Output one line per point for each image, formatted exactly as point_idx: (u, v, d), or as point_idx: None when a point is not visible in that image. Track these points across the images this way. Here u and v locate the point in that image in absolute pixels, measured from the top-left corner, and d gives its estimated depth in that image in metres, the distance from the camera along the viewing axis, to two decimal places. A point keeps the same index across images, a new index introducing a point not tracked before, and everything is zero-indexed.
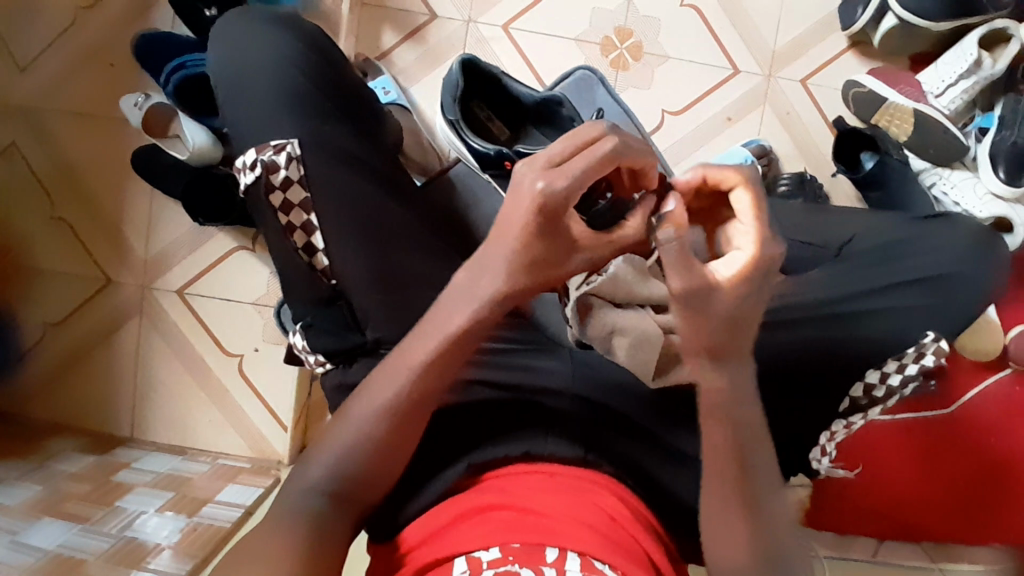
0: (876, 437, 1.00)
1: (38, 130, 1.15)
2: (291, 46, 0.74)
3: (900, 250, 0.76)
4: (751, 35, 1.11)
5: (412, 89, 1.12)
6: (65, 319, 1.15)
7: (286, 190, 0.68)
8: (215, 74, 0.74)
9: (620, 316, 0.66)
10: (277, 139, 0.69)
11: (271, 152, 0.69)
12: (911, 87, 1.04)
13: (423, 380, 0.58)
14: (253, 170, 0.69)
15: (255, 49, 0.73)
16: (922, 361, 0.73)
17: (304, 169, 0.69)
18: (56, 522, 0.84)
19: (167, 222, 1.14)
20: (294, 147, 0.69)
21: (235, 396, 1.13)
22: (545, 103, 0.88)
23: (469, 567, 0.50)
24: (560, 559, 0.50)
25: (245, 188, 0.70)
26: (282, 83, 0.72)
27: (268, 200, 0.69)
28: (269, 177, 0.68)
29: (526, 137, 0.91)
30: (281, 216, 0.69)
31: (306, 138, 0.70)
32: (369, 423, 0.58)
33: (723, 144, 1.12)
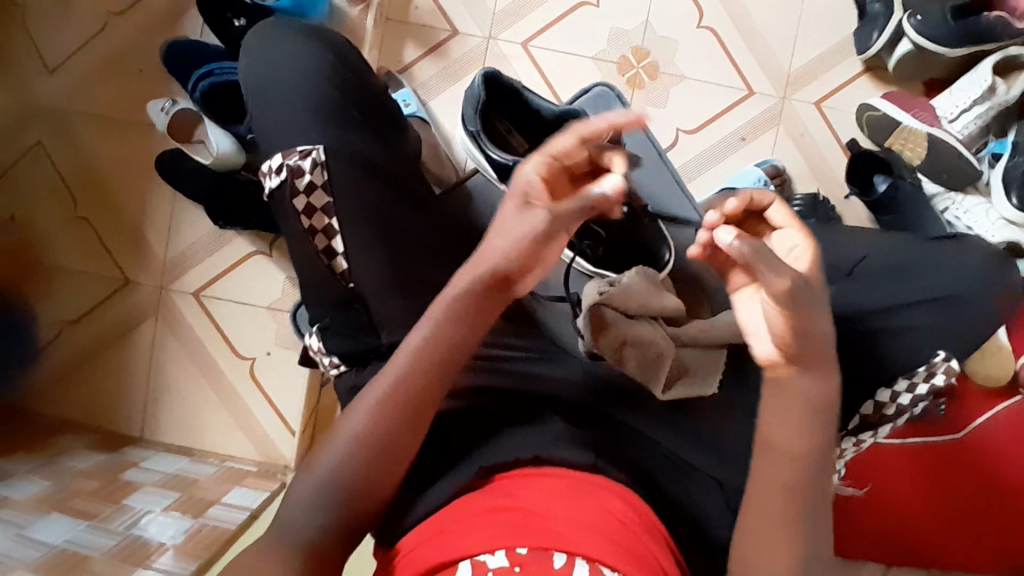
0: (886, 462, 0.99)
1: (65, 132, 1.18)
2: (318, 56, 0.76)
3: (911, 270, 0.76)
4: (766, 57, 1.13)
5: (431, 103, 1.15)
6: (81, 318, 1.17)
7: (309, 194, 0.70)
8: (245, 85, 0.76)
9: (631, 329, 0.74)
10: (302, 145, 0.71)
11: (297, 158, 0.71)
12: (924, 110, 1.04)
13: (425, 365, 0.61)
14: (278, 175, 0.71)
15: (285, 59, 0.75)
16: (933, 380, 0.72)
17: (328, 175, 0.71)
18: (63, 517, 0.85)
19: (187, 225, 1.16)
20: (319, 153, 0.71)
21: (246, 399, 1.14)
22: (563, 117, 0.89)
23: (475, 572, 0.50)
24: (569, 565, 0.50)
25: (269, 193, 0.72)
26: (310, 91, 0.74)
27: (292, 203, 0.71)
28: (293, 181, 0.70)
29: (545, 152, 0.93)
30: (303, 220, 0.70)
31: (332, 145, 0.72)
32: (370, 414, 0.60)
33: (737, 164, 1.13)
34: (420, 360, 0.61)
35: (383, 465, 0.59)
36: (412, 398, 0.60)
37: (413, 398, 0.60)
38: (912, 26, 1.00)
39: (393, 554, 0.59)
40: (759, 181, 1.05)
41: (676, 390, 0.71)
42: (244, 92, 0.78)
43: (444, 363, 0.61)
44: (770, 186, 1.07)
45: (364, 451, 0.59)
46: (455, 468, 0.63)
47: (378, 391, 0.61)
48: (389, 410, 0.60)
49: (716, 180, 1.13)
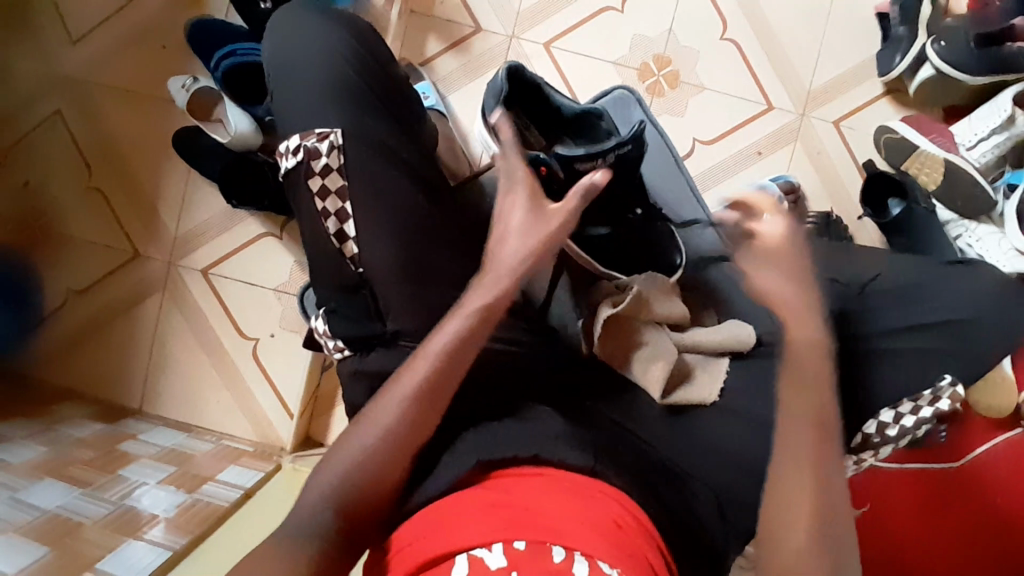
0: (882, 485, 0.99)
1: (86, 103, 1.19)
2: (343, 41, 0.76)
3: (926, 294, 0.75)
4: (787, 73, 1.13)
5: (450, 97, 1.15)
6: (89, 288, 1.18)
7: (324, 176, 0.71)
8: (266, 64, 0.77)
9: (651, 341, 0.76)
10: (320, 127, 0.72)
11: (314, 139, 0.71)
12: (942, 137, 1.04)
13: (411, 406, 0.64)
14: (296, 155, 0.71)
15: (308, 41, 0.76)
16: (937, 403, 0.73)
17: (344, 159, 0.71)
18: (57, 483, 0.85)
19: (200, 203, 1.17)
20: (336, 136, 0.71)
21: (247, 378, 1.15)
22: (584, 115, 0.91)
23: (472, 566, 0.50)
24: (568, 560, 0.50)
25: (285, 172, 0.73)
26: (331, 74, 0.74)
27: (306, 184, 0.71)
28: (310, 163, 0.71)
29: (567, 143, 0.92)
30: (317, 201, 0.71)
31: (349, 129, 0.72)
32: (358, 450, 0.62)
33: (752, 177, 1.13)
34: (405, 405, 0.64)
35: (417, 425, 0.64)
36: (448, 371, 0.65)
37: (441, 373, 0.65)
38: (937, 51, 1.00)
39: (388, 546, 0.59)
40: (773, 197, 1.06)
41: (677, 395, 0.72)
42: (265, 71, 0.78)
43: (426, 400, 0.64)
44: (785, 202, 1.07)
45: (406, 402, 0.64)
46: (455, 458, 0.63)
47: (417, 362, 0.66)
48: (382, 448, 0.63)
49: (729, 192, 1.13)
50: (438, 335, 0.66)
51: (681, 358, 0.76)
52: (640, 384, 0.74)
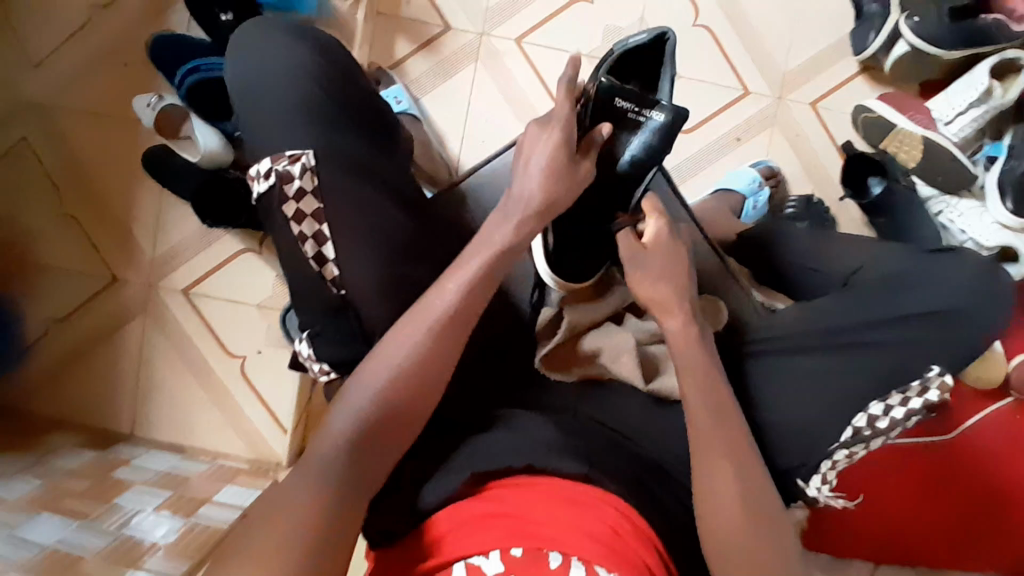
0: (876, 465, 0.99)
1: (51, 126, 1.16)
2: (307, 58, 0.74)
3: (907, 282, 0.75)
4: (763, 57, 1.12)
5: (423, 99, 1.13)
6: (70, 315, 1.16)
7: (299, 200, 0.69)
8: (231, 86, 0.75)
9: (608, 335, 0.75)
10: (291, 149, 0.70)
11: (285, 163, 0.69)
12: (921, 113, 1.03)
13: (404, 397, 0.61)
14: (267, 179, 0.69)
15: (273, 61, 0.74)
16: (926, 395, 0.71)
17: (318, 180, 0.69)
18: (52, 518, 0.84)
19: (177, 222, 1.15)
20: (308, 158, 0.69)
21: (237, 396, 1.14)
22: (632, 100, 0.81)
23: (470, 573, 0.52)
24: (565, 566, 0.51)
25: (257, 196, 0.71)
26: (298, 93, 0.72)
27: (280, 209, 0.69)
28: (283, 187, 0.69)
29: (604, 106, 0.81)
30: (293, 226, 0.69)
31: (321, 149, 0.70)
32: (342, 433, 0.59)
33: (731, 164, 1.12)
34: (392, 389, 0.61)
35: (385, 430, 0.60)
36: (422, 368, 0.62)
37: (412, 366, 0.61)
38: (911, 28, 0.99)
39: (388, 558, 0.60)
40: (754, 182, 1.06)
41: (657, 384, 0.72)
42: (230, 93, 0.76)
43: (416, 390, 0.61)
44: (764, 188, 1.07)
45: (393, 388, 0.61)
46: (447, 473, 0.62)
47: (383, 358, 0.62)
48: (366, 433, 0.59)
49: (710, 180, 1.12)
50: (410, 327, 0.63)
51: (644, 347, 0.75)
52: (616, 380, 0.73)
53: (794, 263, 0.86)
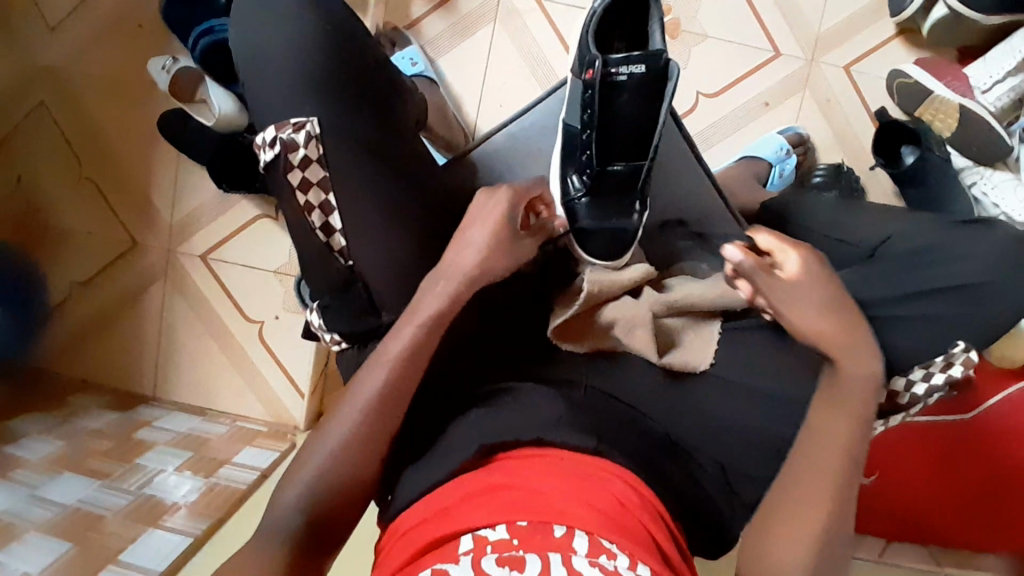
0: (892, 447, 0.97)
1: (66, 88, 1.16)
2: (315, 23, 0.72)
3: (939, 256, 0.71)
4: (794, 17, 1.06)
5: (440, 62, 1.10)
6: (91, 279, 1.17)
7: (304, 168, 0.68)
8: (235, 49, 0.73)
9: (621, 310, 0.72)
10: (296, 117, 0.69)
11: (291, 131, 0.68)
12: (958, 80, 0.97)
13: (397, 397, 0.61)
14: (272, 148, 0.68)
15: (280, 25, 0.71)
16: (950, 370, 0.67)
17: (323, 149, 0.69)
18: (76, 476, 0.87)
19: (193, 187, 1.15)
20: (313, 126, 0.68)
21: (255, 361, 1.15)
22: (649, 58, 0.70)
23: (473, 544, 0.50)
24: (568, 536, 0.50)
25: (264, 166, 0.70)
26: (304, 60, 0.70)
27: (286, 178, 0.68)
28: (287, 156, 0.68)
29: (626, 61, 0.71)
30: (299, 195, 0.68)
31: (327, 118, 0.69)
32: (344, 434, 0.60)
33: (757, 131, 1.08)
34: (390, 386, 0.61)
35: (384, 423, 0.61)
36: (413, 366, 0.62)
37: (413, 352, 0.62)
38: None
39: (393, 532, 0.59)
40: (781, 150, 1.02)
41: (672, 358, 0.71)
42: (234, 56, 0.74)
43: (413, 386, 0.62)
44: (792, 156, 1.03)
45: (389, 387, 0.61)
46: (457, 444, 0.63)
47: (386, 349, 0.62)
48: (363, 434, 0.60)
49: (735, 148, 1.09)
50: (410, 321, 0.63)
51: (659, 321, 0.73)
52: (630, 352, 0.71)
53: (819, 233, 0.82)
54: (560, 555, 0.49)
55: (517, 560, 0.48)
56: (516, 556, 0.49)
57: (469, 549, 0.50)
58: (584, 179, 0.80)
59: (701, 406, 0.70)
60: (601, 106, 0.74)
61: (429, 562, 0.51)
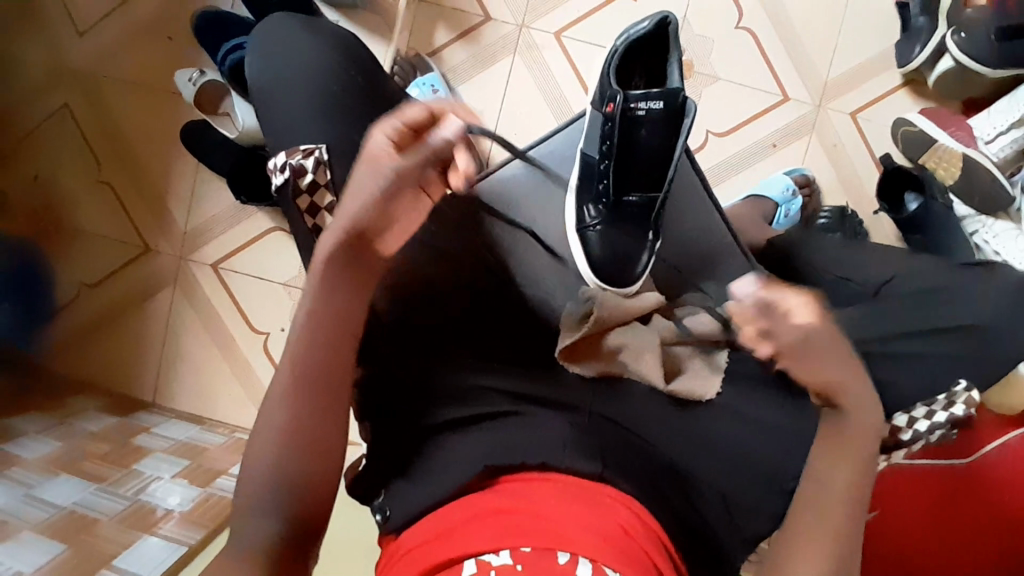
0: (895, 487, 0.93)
1: (92, 95, 1.18)
2: (330, 54, 0.76)
3: (937, 300, 0.72)
4: (804, 63, 1.10)
5: (459, 89, 1.14)
6: (100, 283, 1.18)
7: (312, 194, 0.71)
8: (254, 78, 0.77)
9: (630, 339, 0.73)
10: (306, 144, 0.72)
11: (299, 157, 0.71)
12: (963, 130, 1.01)
13: (312, 358, 0.58)
14: (283, 173, 0.71)
15: (301, 55, 0.75)
16: (952, 409, 0.67)
17: (331, 175, 0.71)
18: (72, 478, 0.87)
19: (209, 197, 1.17)
20: (321, 152, 0.71)
21: (258, 372, 1.15)
22: (669, 96, 0.75)
23: (479, 570, 0.51)
24: (572, 564, 0.51)
25: (275, 189, 0.73)
26: (319, 90, 0.74)
27: (296, 203, 0.71)
28: (297, 181, 0.71)
29: (646, 97, 0.75)
30: (307, 219, 0.71)
31: (335, 143, 0.72)
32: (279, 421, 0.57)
33: (764, 171, 1.11)
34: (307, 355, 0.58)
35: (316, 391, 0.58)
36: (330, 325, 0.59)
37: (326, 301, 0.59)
38: (958, 42, 0.97)
39: (396, 548, 0.59)
40: (787, 189, 1.04)
41: (679, 386, 0.71)
42: (252, 82, 0.77)
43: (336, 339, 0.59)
44: (797, 196, 1.05)
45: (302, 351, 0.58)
46: (462, 459, 0.63)
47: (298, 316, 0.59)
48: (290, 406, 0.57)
49: (742, 187, 1.11)
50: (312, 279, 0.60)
51: (666, 350, 0.74)
52: (636, 378, 0.71)
53: (817, 269, 0.81)
54: None
55: None
56: None
57: (473, 574, 0.51)
58: (599, 209, 0.84)
59: (707, 435, 0.71)
60: (621, 138, 0.78)
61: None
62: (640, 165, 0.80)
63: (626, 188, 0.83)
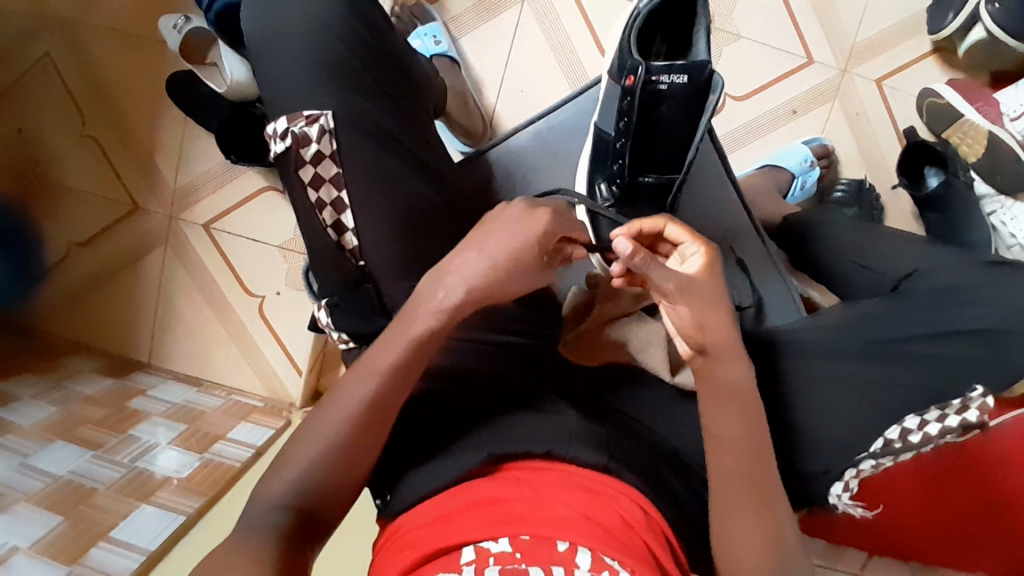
0: (895, 477, 0.90)
1: (74, 40, 1.12)
2: (329, 9, 0.69)
3: (957, 297, 0.67)
4: (831, 24, 1.04)
5: (462, 40, 1.07)
6: (89, 241, 1.14)
7: (317, 164, 0.66)
8: (246, 31, 0.70)
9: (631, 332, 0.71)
10: (310, 109, 0.66)
11: (303, 124, 0.66)
12: (989, 105, 0.95)
13: (386, 384, 0.55)
14: (283, 140, 0.66)
15: (297, 10, 0.68)
16: (965, 414, 0.63)
17: (336, 144, 0.66)
18: (67, 445, 0.85)
19: (199, 153, 1.12)
20: (327, 119, 0.66)
21: (254, 335, 1.13)
22: (693, 69, 0.68)
23: (476, 558, 0.46)
24: (571, 553, 0.46)
25: (274, 156, 0.68)
26: (315, 52, 0.68)
27: (297, 174, 0.66)
28: (298, 151, 0.66)
29: (669, 69, 0.69)
30: (311, 192, 0.67)
31: (342, 111, 0.67)
32: (330, 439, 0.53)
33: (782, 139, 1.06)
34: (383, 397, 0.55)
35: (376, 426, 0.55)
36: (404, 372, 0.56)
37: (414, 354, 0.56)
38: (990, 13, 0.90)
39: (390, 533, 0.56)
40: (805, 161, 0.99)
41: (685, 376, 0.69)
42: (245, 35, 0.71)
43: (404, 376, 0.56)
44: (815, 168, 1.01)
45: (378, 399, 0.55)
46: (461, 453, 0.59)
47: (364, 369, 0.56)
48: (359, 434, 0.54)
49: (756, 156, 1.07)
50: (387, 342, 0.57)
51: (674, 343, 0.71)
52: (644, 368, 0.71)
53: (842, 258, 0.81)
54: None
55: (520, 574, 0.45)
56: (519, 569, 0.45)
57: (471, 562, 0.46)
58: (613, 189, 0.78)
59: None
60: (640, 114, 0.73)
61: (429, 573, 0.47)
62: (657, 144, 0.75)
63: (642, 167, 0.77)
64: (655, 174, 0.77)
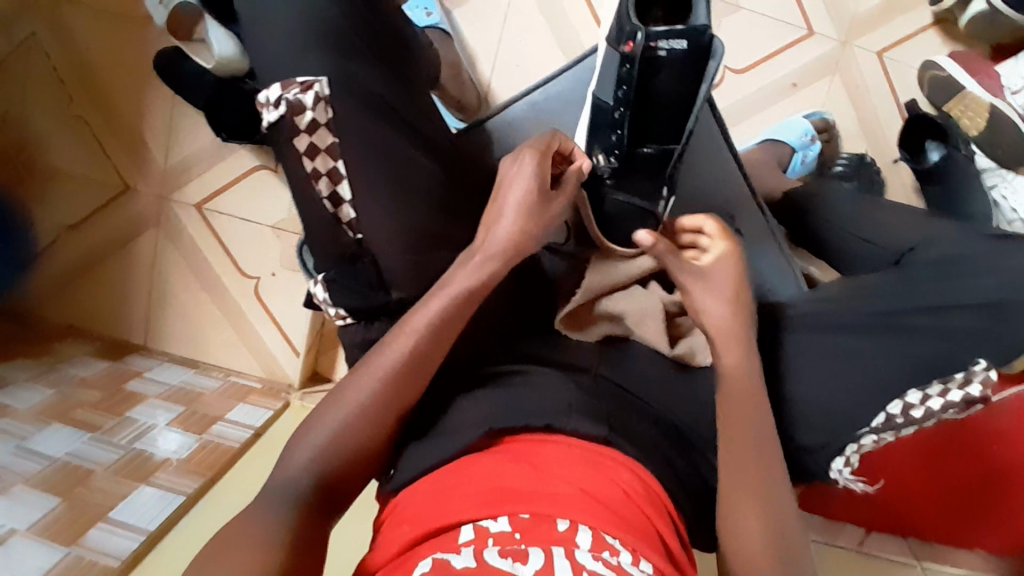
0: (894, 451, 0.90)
1: (59, 17, 1.09)
2: None
3: (957, 268, 0.66)
4: None
5: (455, 13, 1.04)
6: (82, 223, 1.13)
7: (312, 133, 0.64)
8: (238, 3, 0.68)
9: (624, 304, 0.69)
10: (303, 76, 0.64)
11: (297, 91, 0.64)
12: (990, 78, 0.93)
13: (420, 344, 0.57)
14: (277, 108, 0.64)
15: None
16: (967, 388, 0.62)
17: (332, 112, 0.65)
18: (64, 428, 0.85)
19: (191, 132, 1.10)
20: (321, 86, 0.64)
21: (250, 316, 1.12)
22: (693, 34, 0.66)
23: (475, 537, 0.46)
24: (571, 531, 0.46)
25: (268, 126, 0.66)
26: (306, 23, 0.66)
27: (292, 142, 0.65)
28: (293, 118, 0.64)
29: (668, 34, 0.67)
30: (305, 162, 0.65)
31: (336, 78, 0.65)
32: (366, 393, 0.56)
33: (782, 112, 1.04)
34: (414, 357, 0.57)
35: (407, 384, 0.57)
36: (434, 332, 0.58)
37: (452, 308, 0.59)
38: None
39: (390, 511, 0.55)
40: (806, 135, 0.98)
41: (681, 347, 0.69)
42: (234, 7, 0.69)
43: (437, 339, 0.58)
44: (817, 142, 0.99)
45: (408, 356, 0.57)
46: (463, 426, 0.59)
47: (401, 330, 0.58)
48: (392, 389, 0.57)
49: (756, 129, 1.05)
50: (425, 301, 0.60)
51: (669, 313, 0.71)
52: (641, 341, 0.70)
53: (846, 234, 0.80)
54: (562, 552, 0.44)
55: (519, 553, 0.43)
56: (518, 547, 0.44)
57: (470, 541, 0.46)
58: (612, 161, 0.75)
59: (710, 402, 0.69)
60: (639, 82, 0.71)
61: (427, 551, 0.46)
62: (656, 114, 0.73)
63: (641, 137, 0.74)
64: (654, 145, 0.74)
